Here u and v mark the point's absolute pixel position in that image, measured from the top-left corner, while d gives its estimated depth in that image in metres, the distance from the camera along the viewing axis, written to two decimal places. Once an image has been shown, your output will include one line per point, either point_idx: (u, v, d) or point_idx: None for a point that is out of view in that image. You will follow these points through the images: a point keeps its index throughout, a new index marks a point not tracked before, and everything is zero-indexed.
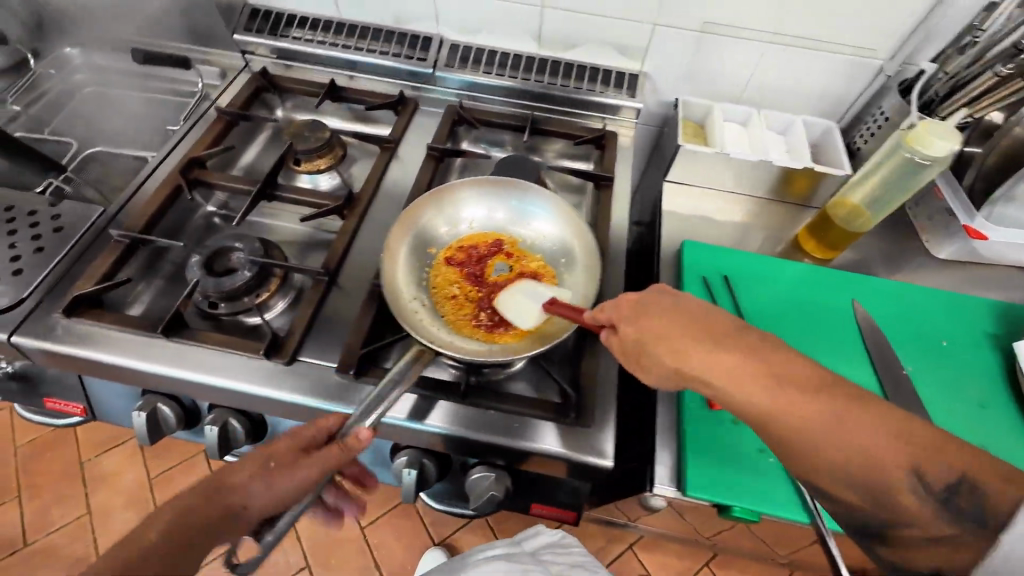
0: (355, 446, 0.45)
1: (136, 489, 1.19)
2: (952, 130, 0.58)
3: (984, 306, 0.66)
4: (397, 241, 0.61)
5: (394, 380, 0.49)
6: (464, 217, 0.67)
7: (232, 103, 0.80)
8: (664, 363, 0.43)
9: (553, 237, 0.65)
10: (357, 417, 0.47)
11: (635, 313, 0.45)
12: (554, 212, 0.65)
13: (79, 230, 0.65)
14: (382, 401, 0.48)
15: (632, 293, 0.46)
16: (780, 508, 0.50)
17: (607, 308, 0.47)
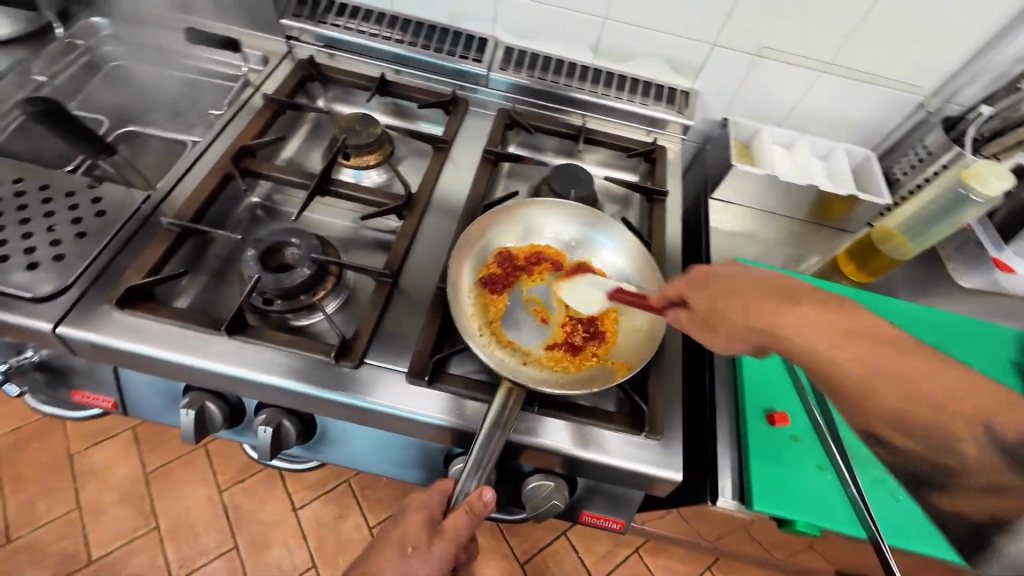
0: (482, 509, 0.47)
1: (130, 484, 1.14)
2: (1005, 172, 0.64)
3: (1006, 335, 0.71)
4: (462, 257, 0.62)
5: (492, 424, 0.49)
6: (530, 236, 0.67)
7: (278, 91, 0.77)
8: (736, 323, 0.45)
9: (619, 270, 0.65)
10: (466, 479, 0.48)
11: (706, 282, 0.48)
12: (622, 248, 0.66)
13: (124, 217, 0.62)
14: (486, 461, 0.48)
15: (699, 267, 0.50)
16: (840, 524, 0.54)
17: (678, 283, 0.51)
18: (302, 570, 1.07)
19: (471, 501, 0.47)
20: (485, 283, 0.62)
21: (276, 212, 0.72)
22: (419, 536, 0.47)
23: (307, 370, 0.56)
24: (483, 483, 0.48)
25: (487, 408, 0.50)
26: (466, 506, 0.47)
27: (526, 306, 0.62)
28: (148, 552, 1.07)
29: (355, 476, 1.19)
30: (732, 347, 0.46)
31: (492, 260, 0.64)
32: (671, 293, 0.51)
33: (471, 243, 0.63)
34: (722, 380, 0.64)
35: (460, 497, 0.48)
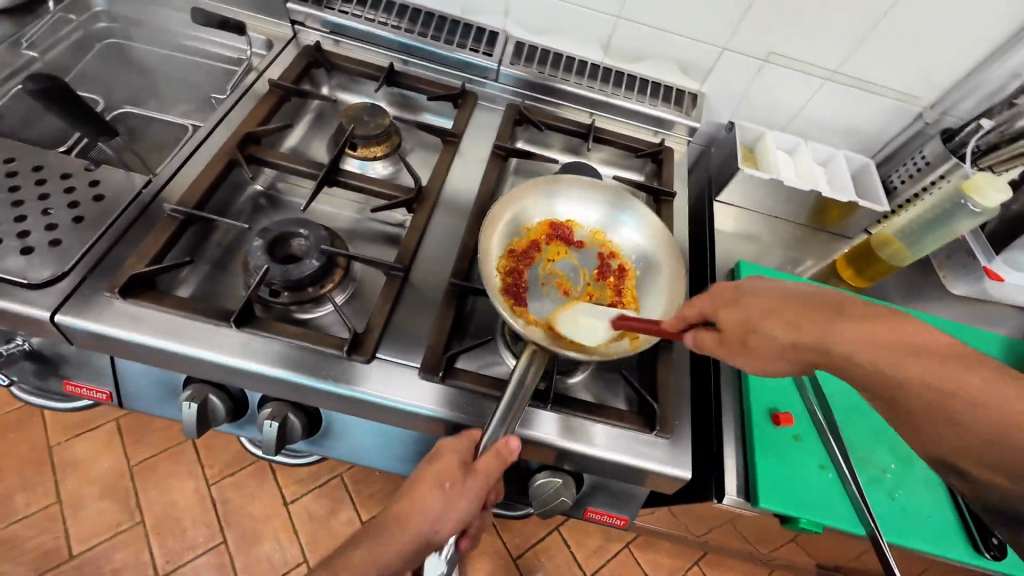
0: (509, 456, 0.48)
1: (114, 477, 1.11)
2: (1004, 185, 0.68)
3: (994, 341, 0.74)
4: (489, 231, 0.61)
5: (518, 383, 0.50)
6: (552, 211, 0.67)
7: (283, 77, 0.75)
8: (776, 341, 0.42)
9: (639, 247, 0.66)
10: (493, 433, 0.49)
11: (736, 299, 0.46)
12: (643, 223, 0.66)
13: (123, 201, 0.61)
14: (513, 410, 0.49)
15: (722, 285, 0.47)
16: (840, 521, 0.57)
17: (699, 303, 0.48)
18: (293, 565, 1.06)
19: (497, 447, 0.48)
20: (509, 252, 0.62)
21: (280, 201, 0.70)
22: (453, 473, 0.48)
23: (318, 363, 0.55)
24: (509, 431, 0.49)
25: (511, 369, 0.51)
26: (494, 451, 0.48)
27: (548, 280, 0.62)
28: (133, 547, 1.04)
29: (347, 471, 1.17)
30: (773, 366, 0.44)
31: (516, 235, 0.64)
32: (693, 313, 0.48)
33: (497, 218, 0.63)
34: (727, 382, 0.67)
35: (486, 443, 0.49)
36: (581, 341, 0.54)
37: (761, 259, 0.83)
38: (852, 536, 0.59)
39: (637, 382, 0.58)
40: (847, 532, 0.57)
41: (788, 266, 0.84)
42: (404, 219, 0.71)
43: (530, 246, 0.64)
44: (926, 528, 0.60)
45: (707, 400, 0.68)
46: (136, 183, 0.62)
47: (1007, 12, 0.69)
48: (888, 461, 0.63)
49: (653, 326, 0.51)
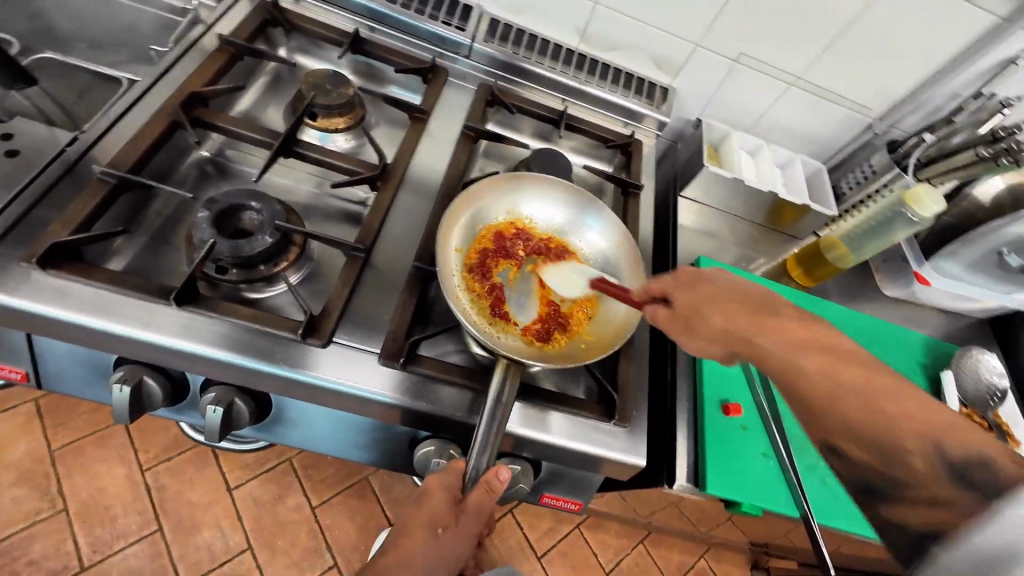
0: (499, 487, 0.49)
1: (31, 463, 1.01)
2: (938, 198, 0.72)
3: (920, 341, 0.81)
4: (449, 228, 0.59)
5: (495, 402, 0.49)
6: (516, 209, 0.66)
7: (236, 33, 0.69)
8: (715, 326, 0.48)
9: (602, 251, 0.66)
10: (479, 463, 0.48)
11: (692, 282, 0.51)
12: (606, 227, 0.66)
13: (44, 160, 0.54)
14: (492, 438, 0.48)
15: (685, 270, 0.53)
16: (778, 505, 0.62)
17: (664, 280, 0.53)
18: (236, 552, 1.01)
19: (487, 479, 0.48)
20: (471, 255, 0.61)
21: (228, 170, 0.65)
22: (446, 516, 0.48)
23: (270, 346, 0.52)
24: (494, 460, 0.49)
25: (488, 391, 0.50)
26: (484, 485, 0.48)
27: (512, 283, 0.61)
28: (54, 536, 0.96)
29: (298, 455, 1.14)
30: (702, 348, 0.49)
31: (477, 234, 0.63)
32: (656, 289, 0.53)
33: (458, 215, 0.61)
34: (683, 373, 0.69)
35: (474, 476, 0.49)
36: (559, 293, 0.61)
37: (719, 256, 0.86)
38: (787, 518, 0.64)
39: (599, 372, 0.59)
40: (784, 514, 0.62)
41: (743, 263, 0.87)
42: (366, 197, 0.68)
43: (490, 247, 0.63)
44: (852, 510, 0.65)
45: (663, 391, 0.70)
46: (59, 140, 0.56)
47: (952, 37, 0.74)
48: None
49: (615, 291, 0.55)
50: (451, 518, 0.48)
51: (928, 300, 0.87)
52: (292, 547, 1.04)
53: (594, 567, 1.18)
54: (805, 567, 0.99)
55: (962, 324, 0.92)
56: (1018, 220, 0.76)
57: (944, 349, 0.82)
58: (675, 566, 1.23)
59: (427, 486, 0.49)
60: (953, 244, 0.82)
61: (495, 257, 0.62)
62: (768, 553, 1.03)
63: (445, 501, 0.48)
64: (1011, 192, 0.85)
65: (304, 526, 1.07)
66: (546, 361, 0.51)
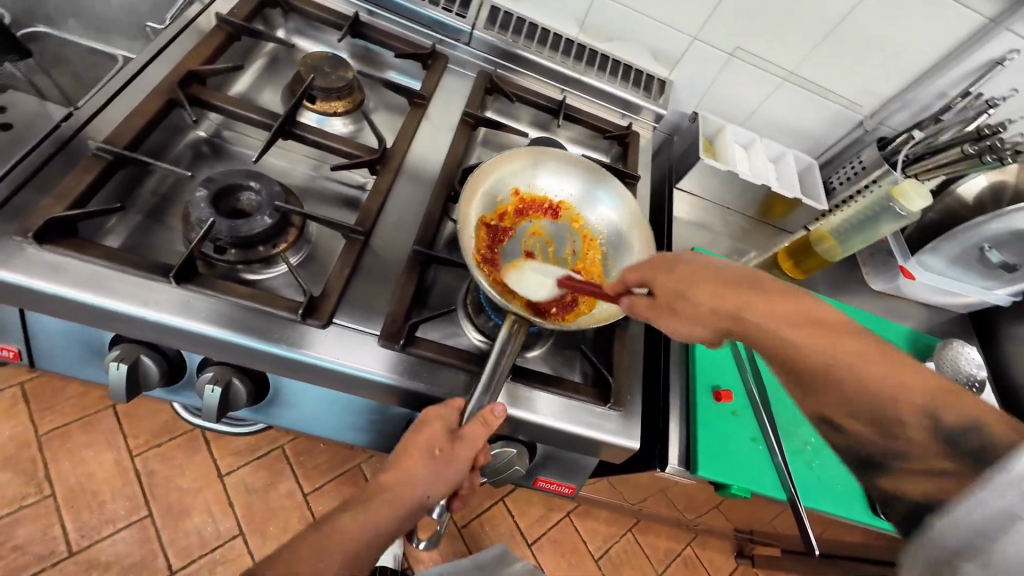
0: (494, 421, 0.49)
1: (16, 448, 1.00)
2: (925, 193, 0.75)
3: (904, 334, 0.84)
4: (467, 201, 0.59)
5: (499, 349, 0.50)
6: (532, 184, 0.66)
7: (234, 13, 0.69)
8: (700, 307, 0.47)
9: (613, 226, 0.66)
10: (477, 398, 0.49)
11: (669, 266, 0.50)
12: (619, 203, 0.66)
13: (38, 134, 0.53)
14: (496, 378, 0.49)
15: (660, 255, 0.51)
16: (765, 487, 0.64)
17: (640, 269, 0.51)
18: (227, 538, 1.01)
19: (484, 415, 0.49)
20: (486, 227, 0.61)
21: (225, 151, 0.64)
22: (442, 441, 0.49)
23: (268, 326, 0.52)
24: (494, 398, 0.50)
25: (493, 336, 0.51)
26: (479, 417, 0.49)
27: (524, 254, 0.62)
28: (41, 521, 0.95)
29: (289, 442, 1.14)
30: (687, 331, 0.48)
31: (496, 205, 0.63)
32: (633, 279, 0.51)
33: (476, 186, 0.61)
34: (675, 361, 0.71)
35: (472, 412, 0.50)
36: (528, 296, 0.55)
37: (712, 247, 0.88)
38: (773, 501, 0.66)
39: (595, 357, 0.60)
40: (770, 497, 0.64)
41: (735, 256, 0.89)
42: (364, 180, 0.68)
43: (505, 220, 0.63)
44: (836, 494, 0.67)
45: (656, 377, 0.71)
46: (53, 115, 0.55)
47: (942, 36, 0.76)
48: (809, 434, 0.71)
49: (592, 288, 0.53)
50: (455, 501, 0.48)
51: (911, 293, 0.90)
52: (283, 533, 1.04)
53: (584, 554, 1.20)
54: (788, 553, 1.01)
55: (943, 318, 0.94)
56: (999, 219, 0.77)
57: (927, 341, 0.84)
58: (662, 554, 1.25)
59: (424, 417, 0.51)
60: (937, 240, 0.84)
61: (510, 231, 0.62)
62: (752, 539, 1.06)
63: (451, 481, 0.49)
64: (994, 189, 0.87)
65: (295, 512, 1.07)
66: (554, 324, 0.51)
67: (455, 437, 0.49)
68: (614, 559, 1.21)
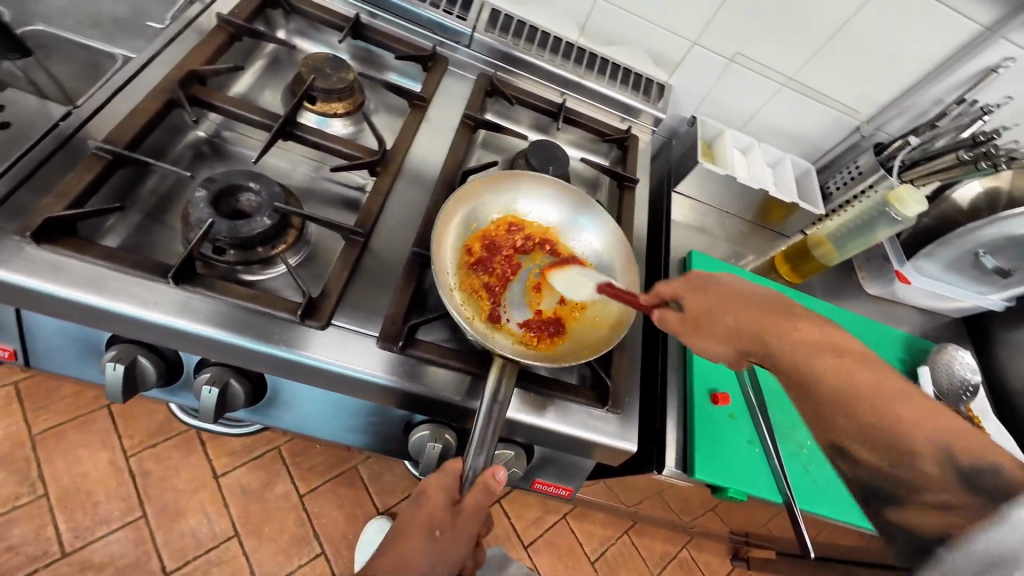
0: (495, 486, 0.49)
1: (10, 447, 0.99)
2: (921, 198, 0.75)
3: (900, 337, 0.85)
4: (443, 236, 0.59)
5: (490, 400, 0.50)
6: (513, 208, 0.67)
7: (235, 13, 0.69)
8: (726, 325, 0.49)
9: (596, 252, 0.66)
10: (476, 462, 0.49)
11: (704, 285, 0.52)
12: (602, 228, 0.67)
13: (37, 133, 0.53)
14: (489, 439, 0.49)
15: (696, 272, 0.53)
16: (762, 489, 0.64)
17: (674, 283, 0.54)
18: (222, 539, 1.00)
19: (484, 479, 0.49)
20: (465, 259, 0.61)
21: (224, 151, 0.64)
22: None
23: (267, 327, 0.52)
24: (492, 462, 0.49)
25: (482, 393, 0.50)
26: (480, 483, 0.49)
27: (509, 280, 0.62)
28: (34, 521, 0.94)
29: (285, 443, 1.13)
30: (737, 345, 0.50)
31: (473, 234, 0.63)
32: (666, 294, 0.53)
33: (453, 216, 0.61)
34: (673, 364, 0.71)
35: (471, 477, 0.49)
36: (568, 296, 0.61)
37: (708, 250, 0.88)
38: (770, 504, 0.67)
39: (593, 360, 0.61)
40: (768, 499, 0.64)
41: (732, 259, 0.89)
42: (364, 181, 0.68)
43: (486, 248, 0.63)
44: (832, 497, 0.68)
45: (653, 379, 0.72)
46: (53, 114, 0.55)
47: (937, 44, 0.77)
48: (805, 437, 0.71)
49: (624, 297, 0.55)
50: (454, 504, 0.48)
51: (907, 298, 0.91)
52: (279, 535, 1.04)
53: (580, 557, 1.20)
54: (783, 556, 1.02)
55: (937, 322, 0.95)
56: (995, 224, 0.78)
57: (922, 345, 0.85)
58: (658, 556, 1.25)
59: None
60: (932, 245, 0.85)
61: (491, 258, 0.63)
62: (747, 542, 1.06)
63: (457, 490, 0.48)
64: (988, 195, 0.88)
65: (291, 514, 1.06)
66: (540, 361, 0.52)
67: None
68: (610, 561, 1.21)
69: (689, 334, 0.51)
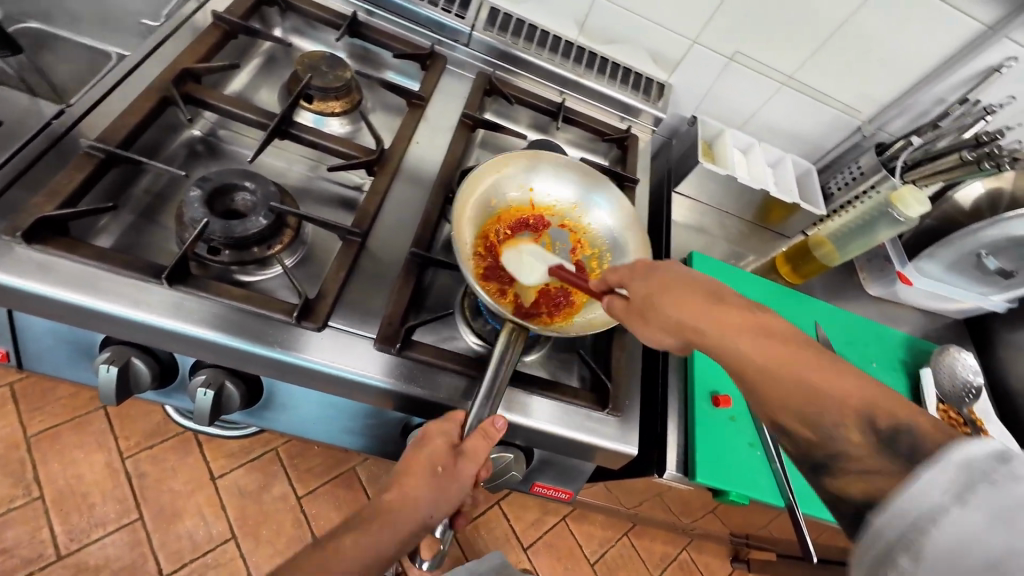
0: (495, 434, 0.48)
1: (5, 449, 0.98)
2: (923, 199, 0.75)
3: (901, 339, 0.84)
4: (462, 210, 0.58)
5: (498, 360, 0.49)
6: (528, 187, 0.66)
7: (230, 11, 0.68)
8: (668, 318, 0.45)
9: (609, 229, 0.65)
10: (477, 411, 0.48)
11: (648, 272, 0.48)
12: (615, 206, 0.66)
13: (28, 131, 0.52)
14: (496, 389, 0.48)
15: (644, 260, 0.49)
16: (765, 494, 0.64)
17: (620, 270, 0.50)
18: (219, 541, 1.00)
19: (484, 427, 0.48)
20: (482, 235, 0.60)
21: (220, 150, 0.64)
22: (434, 487, 0.47)
23: (263, 329, 0.51)
24: (495, 410, 0.49)
25: (491, 346, 0.50)
26: (479, 430, 0.48)
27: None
28: (29, 524, 0.93)
29: (283, 445, 1.12)
30: None
31: (489, 212, 0.63)
32: (612, 280, 0.50)
33: (470, 193, 0.60)
34: (673, 366, 0.71)
35: (472, 425, 0.48)
36: (519, 279, 0.56)
37: (709, 250, 0.88)
38: (772, 508, 0.66)
39: (593, 362, 0.60)
40: (769, 503, 0.64)
41: (733, 259, 0.89)
42: (361, 181, 0.67)
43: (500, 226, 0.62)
44: None
45: (654, 382, 0.71)
46: (45, 113, 0.54)
47: (938, 43, 0.77)
48: None
49: (578, 280, 0.53)
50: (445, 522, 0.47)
51: (909, 299, 0.91)
52: (276, 537, 1.03)
53: (580, 559, 1.19)
54: (784, 558, 1.01)
55: (939, 323, 0.95)
56: (997, 225, 0.78)
57: (923, 346, 0.85)
58: (658, 558, 1.25)
59: (420, 450, 0.48)
60: (934, 246, 0.85)
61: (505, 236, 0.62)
62: (748, 544, 1.06)
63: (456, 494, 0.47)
64: (991, 195, 0.88)
65: (288, 516, 1.06)
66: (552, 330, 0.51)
67: (457, 459, 0.47)
68: (609, 563, 1.20)
69: (635, 320, 0.47)
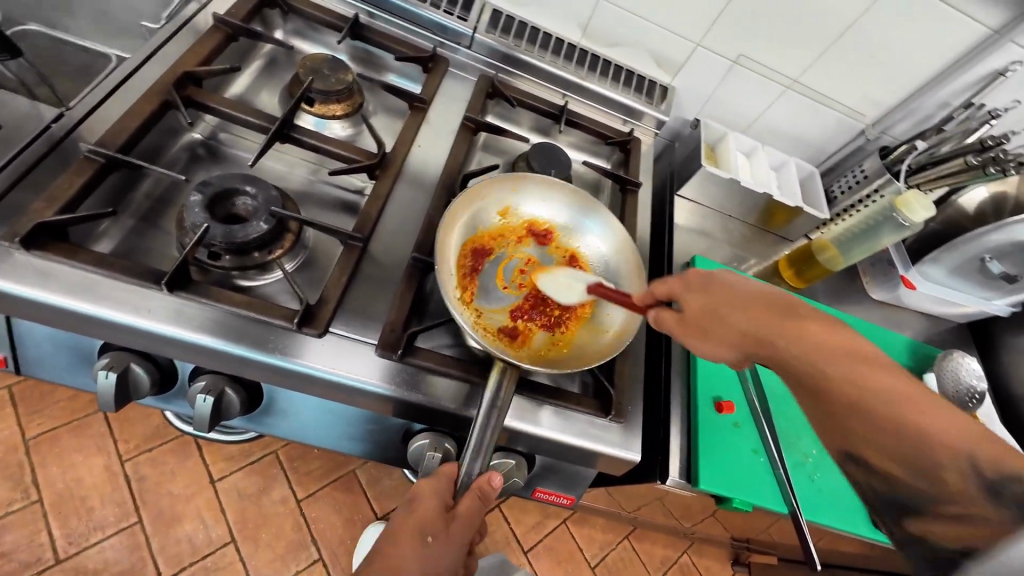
0: (491, 492, 0.49)
1: (4, 452, 0.98)
2: (928, 204, 0.75)
3: (904, 343, 0.84)
4: (447, 239, 0.58)
5: (489, 407, 0.48)
6: (516, 211, 0.65)
7: (231, 13, 0.68)
8: (733, 327, 0.47)
9: (602, 256, 0.65)
10: (471, 465, 0.48)
11: (705, 285, 0.50)
12: (608, 232, 0.66)
13: (26, 135, 0.52)
14: (486, 445, 0.48)
15: (694, 270, 0.51)
16: (768, 501, 0.63)
17: (670, 283, 0.52)
18: (218, 545, 0.99)
19: (479, 486, 0.48)
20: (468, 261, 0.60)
21: (220, 154, 0.63)
22: None
23: (263, 334, 0.51)
24: (487, 468, 0.49)
25: (479, 396, 0.49)
26: (474, 489, 0.48)
27: (502, 279, 0.61)
28: (27, 527, 0.93)
29: (283, 447, 1.12)
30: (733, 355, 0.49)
31: (476, 237, 0.62)
32: (662, 292, 0.52)
33: (455, 219, 0.60)
34: (676, 370, 0.71)
35: (466, 484, 0.49)
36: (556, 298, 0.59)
37: (712, 254, 0.87)
38: (775, 514, 0.66)
39: (596, 367, 0.59)
40: (772, 510, 0.63)
41: (735, 263, 0.88)
42: (363, 185, 0.67)
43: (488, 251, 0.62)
44: (840, 509, 0.67)
45: (658, 386, 0.71)
46: (44, 116, 0.54)
47: (943, 47, 0.76)
48: (811, 446, 0.70)
49: (619, 297, 0.54)
50: (446, 527, 0.47)
51: (911, 303, 0.91)
52: (276, 541, 1.03)
53: (580, 562, 1.19)
54: (785, 562, 1.01)
55: (941, 327, 0.94)
56: (1001, 230, 0.77)
57: (927, 351, 0.84)
58: (658, 562, 1.24)
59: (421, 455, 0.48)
60: (938, 250, 0.84)
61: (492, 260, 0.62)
62: (748, 548, 1.05)
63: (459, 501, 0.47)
64: (995, 200, 0.87)
65: (288, 519, 1.05)
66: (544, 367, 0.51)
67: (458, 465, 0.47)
68: (609, 566, 1.20)
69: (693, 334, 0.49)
